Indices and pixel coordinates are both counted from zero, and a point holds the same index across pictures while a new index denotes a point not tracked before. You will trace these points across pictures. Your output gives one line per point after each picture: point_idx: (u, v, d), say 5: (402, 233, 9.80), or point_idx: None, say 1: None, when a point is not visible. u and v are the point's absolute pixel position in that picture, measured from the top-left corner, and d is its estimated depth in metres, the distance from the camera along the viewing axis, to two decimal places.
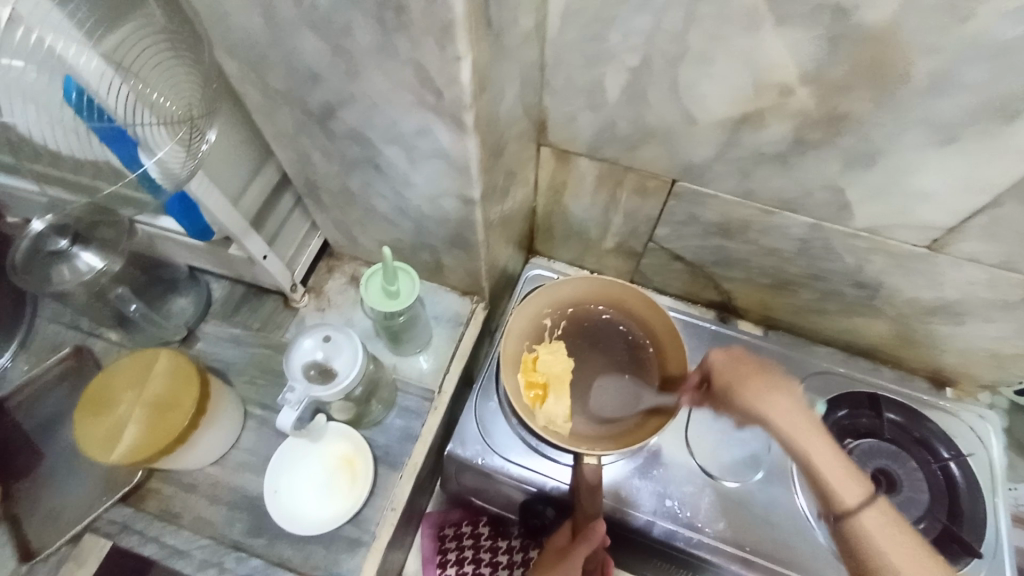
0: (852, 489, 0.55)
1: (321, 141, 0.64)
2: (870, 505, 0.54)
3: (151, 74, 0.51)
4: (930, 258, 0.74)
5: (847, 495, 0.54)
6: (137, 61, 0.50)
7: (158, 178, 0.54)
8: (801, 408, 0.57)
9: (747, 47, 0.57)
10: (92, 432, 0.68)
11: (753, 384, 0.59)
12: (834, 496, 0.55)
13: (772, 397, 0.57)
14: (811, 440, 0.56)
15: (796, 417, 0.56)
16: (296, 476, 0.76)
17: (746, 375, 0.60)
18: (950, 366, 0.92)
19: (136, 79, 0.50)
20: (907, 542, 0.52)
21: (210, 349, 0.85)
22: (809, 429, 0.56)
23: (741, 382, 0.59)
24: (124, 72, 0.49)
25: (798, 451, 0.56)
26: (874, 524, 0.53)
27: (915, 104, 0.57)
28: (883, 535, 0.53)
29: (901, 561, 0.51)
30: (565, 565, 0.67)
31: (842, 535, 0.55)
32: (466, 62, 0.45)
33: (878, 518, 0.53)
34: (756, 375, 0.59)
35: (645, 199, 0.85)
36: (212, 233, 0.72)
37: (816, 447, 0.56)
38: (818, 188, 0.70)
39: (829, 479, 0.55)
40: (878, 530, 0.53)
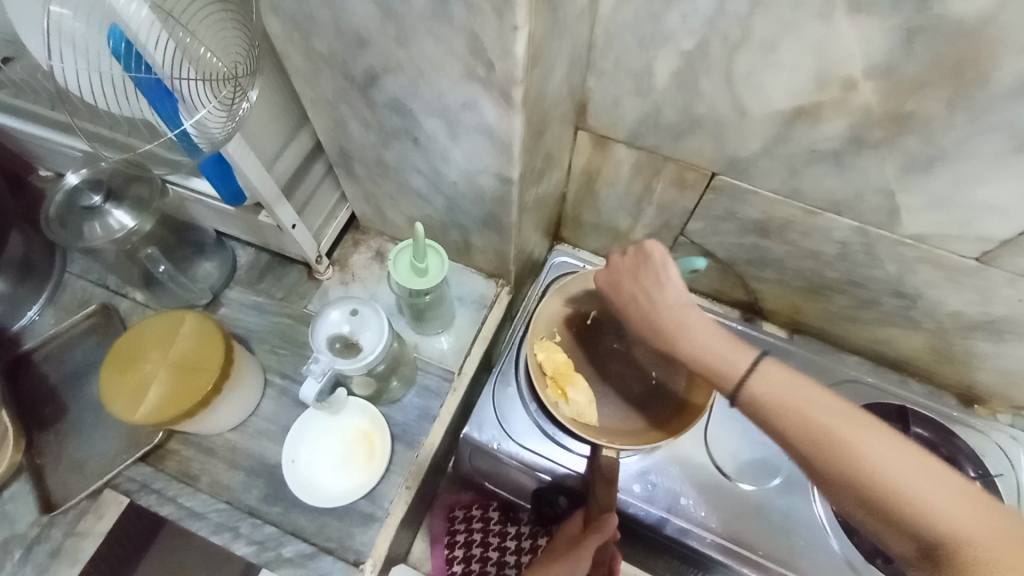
0: (739, 361, 0.54)
1: (359, 110, 0.63)
2: (761, 367, 0.53)
3: (200, 26, 0.50)
4: (979, 271, 0.71)
5: (732, 368, 0.54)
6: (185, 14, 0.49)
7: (197, 138, 0.53)
8: (675, 301, 0.59)
9: (815, 35, 0.54)
10: (117, 388, 0.68)
11: (634, 288, 0.62)
12: (722, 373, 0.55)
13: (646, 292, 0.61)
14: (687, 331, 0.57)
15: (686, 313, 0.58)
16: (315, 448, 0.76)
17: (627, 278, 0.63)
18: (982, 384, 0.89)
19: (183, 31, 0.48)
20: (808, 396, 0.50)
21: (234, 315, 0.85)
22: (684, 317, 0.58)
23: (620, 287, 0.63)
24: (172, 23, 0.47)
25: (680, 344, 0.57)
26: (771, 388, 0.52)
27: (990, 105, 0.54)
28: (775, 392, 0.51)
29: (802, 408, 0.49)
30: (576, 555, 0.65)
31: (750, 412, 0.53)
32: (524, 34, 0.43)
33: (773, 378, 0.52)
34: (631, 279, 0.63)
35: (682, 191, 0.82)
36: (244, 198, 0.71)
37: (697, 333, 0.57)
38: (869, 191, 0.68)
39: (715, 359, 0.55)
40: (770, 391, 0.51)
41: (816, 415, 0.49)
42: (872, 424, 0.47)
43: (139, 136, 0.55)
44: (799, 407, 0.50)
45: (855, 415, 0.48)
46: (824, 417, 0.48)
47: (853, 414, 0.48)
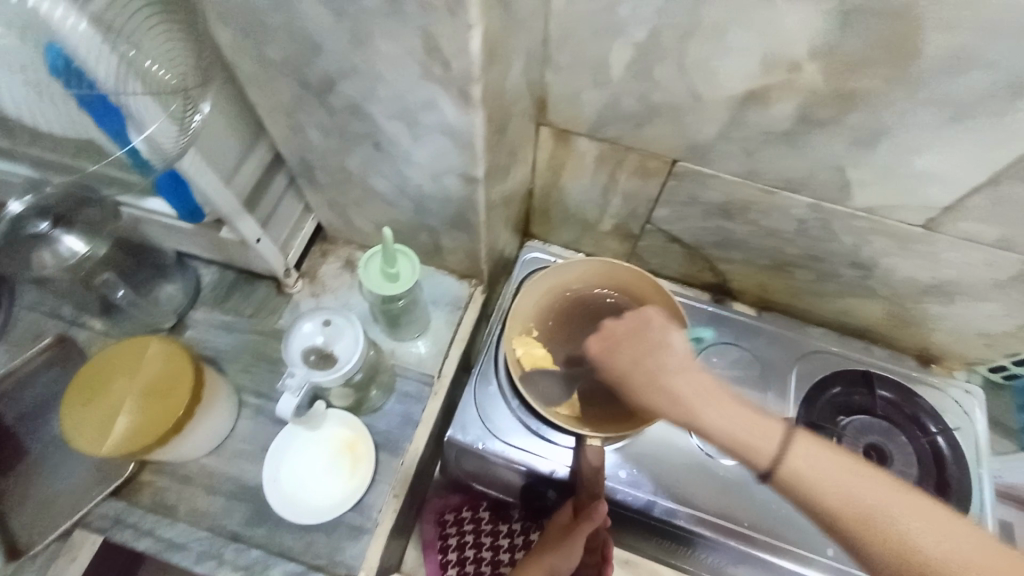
0: (766, 433, 0.50)
1: (318, 117, 0.62)
2: (789, 441, 0.50)
3: (145, 39, 0.47)
4: (926, 238, 0.75)
5: (762, 444, 0.50)
6: (128, 26, 0.46)
7: (147, 153, 0.51)
8: (684, 366, 0.54)
9: (760, 20, 0.57)
10: (82, 419, 0.65)
11: (634, 354, 0.55)
12: (751, 450, 0.50)
13: (651, 359, 0.54)
14: (708, 401, 0.52)
15: (695, 385, 0.53)
16: (297, 464, 0.74)
17: (629, 345, 0.56)
18: (937, 345, 0.94)
19: (127, 44, 0.46)
20: (846, 474, 0.47)
21: (201, 337, 0.82)
22: (696, 385, 0.53)
23: (618, 357, 0.56)
24: (113, 37, 0.45)
25: (702, 419, 0.51)
26: (806, 465, 0.48)
27: (924, 79, 0.57)
28: (812, 471, 0.48)
29: (841, 486, 0.47)
30: (570, 545, 0.67)
31: (786, 490, 0.49)
32: (479, 31, 0.44)
33: (802, 455, 0.49)
34: (631, 343, 0.56)
35: (645, 180, 0.84)
36: (203, 214, 0.69)
37: (709, 403, 0.52)
38: (820, 168, 0.70)
39: (744, 435, 0.51)
40: (808, 472, 0.48)
41: (854, 491, 0.46)
42: (905, 492, 0.46)
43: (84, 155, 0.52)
44: (838, 488, 0.47)
45: (887, 485, 0.46)
46: (861, 492, 0.46)
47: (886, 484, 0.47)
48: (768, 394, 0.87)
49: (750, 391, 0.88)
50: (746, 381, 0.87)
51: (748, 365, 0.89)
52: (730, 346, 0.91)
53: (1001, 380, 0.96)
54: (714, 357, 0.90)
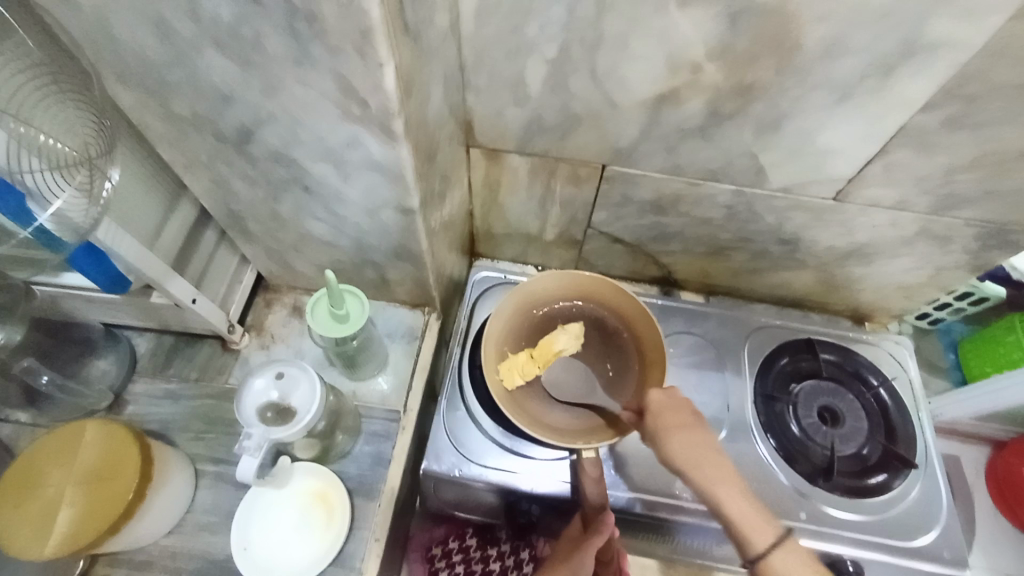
0: (764, 534, 0.58)
1: (240, 167, 0.60)
2: (688, 442, 0.62)
3: (36, 113, 0.45)
4: (838, 207, 0.81)
5: (669, 439, 0.63)
6: (17, 102, 0.44)
7: (56, 230, 0.48)
8: (691, 420, 0.64)
9: (656, 29, 0.61)
10: (16, 522, 0.60)
11: (679, 446, 0.62)
12: (659, 440, 0.64)
13: (688, 447, 0.62)
14: (716, 482, 0.61)
15: (688, 444, 0.62)
16: (266, 527, 0.70)
17: (665, 413, 0.65)
18: (866, 303, 1.02)
19: (18, 121, 0.44)
20: (710, 469, 0.61)
21: (144, 410, 0.77)
22: (710, 459, 0.62)
23: (662, 438, 0.64)
24: (2, 115, 0.44)
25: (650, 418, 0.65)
26: (729, 492, 0.60)
27: (809, 67, 0.62)
28: (695, 462, 0.62)
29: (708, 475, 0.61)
30: (580, 556, 0.66)
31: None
32: (391, 67, 0.44)
33: (691, 450, 0.62)
34: (675, 423, 0.64)
35: (579, 186, 0.87)
36: (129, 281, 0.65)
37: (701, 447, 0.62)
38: (735, 156, 0.75)
39: (746, 525, 0.59)
40: (691, 459, 0.62)
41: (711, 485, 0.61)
42: (800, 553, 0.57)
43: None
44: (701, 473, 0.61)
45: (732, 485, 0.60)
46: (715, 487, 0.60)
47: (771, 537, 0.58)
48: (725, 374, 0.91)
49: (707, 375, 0.91)
50: (702, 365, 0.91)
51: (702, 350, 0.93)
52: (683, 333, 0.95)
53: (927, 324, 1.05)
54: (670, 347, 0.93)
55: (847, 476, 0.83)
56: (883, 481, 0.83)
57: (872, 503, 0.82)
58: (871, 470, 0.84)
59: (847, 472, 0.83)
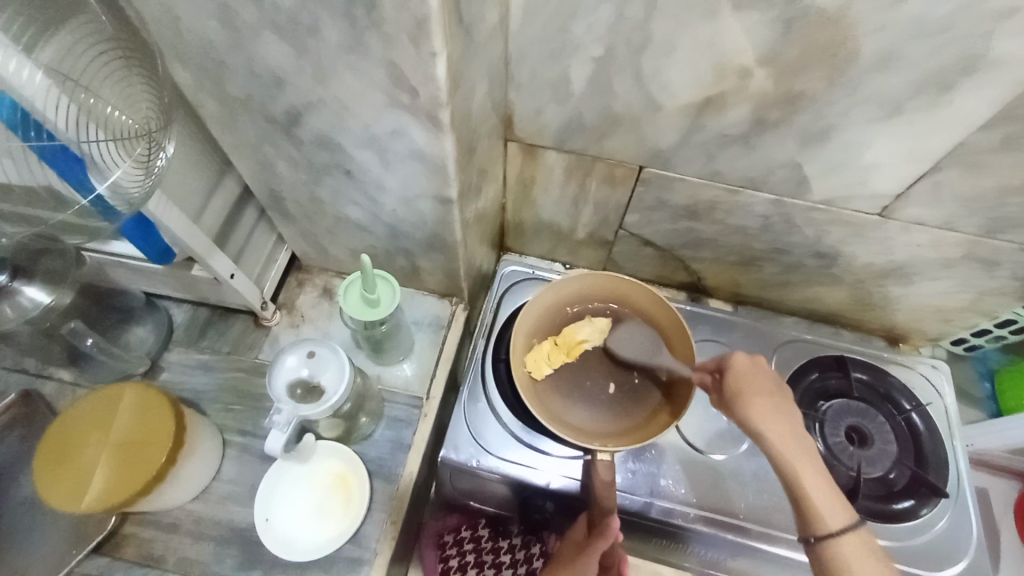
0: (841, 516, 0.58)
1: (285, 149, 0.61)
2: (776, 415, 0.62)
3: (102, 85, 0.47)
4: (881, 224, 0.79)
5: (755, 406, 0.63)
6: (85, 74, 0.46)
7: (112, 200, 0.50)
8: (775, 391, 0.64)
9: (707, 32, 0.59)
10: (55, 477, 0.62)
11: (764, 412, 0.62)
12: (745, 401, 0.64)
13: (778, 417, 0.62)
14: (797, 453, 0.60)
15: (769, 415, 0.62)
16: (288, 501, 0.72)
17: (753, 381, 0.65)
18: (901, 324, 0.99)
19: (86, 92, 0.46)
20: (790, 443, 0.61)
21: (178, 379, 0.80)
22: (792, 431, 0.62)
23: (741, 402, 0.64)
24: (71, 85, 0.45)
25: (738, 385, 0.65)
26: (811, 472, 0.59)
27: (863, 79, 0.60)
28: (775, 431, 0.62)
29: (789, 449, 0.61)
30: (585, 560, 0.67)
31: (823, 560, 0.57)
32: (443, 58, 0.44)
33: (777, 422, 0.62)
34: (760, 392, 0.64)
35: (614, 187, 0.86)
36: (174, 253, 0.67)
37: (781, 418, 0.62)
38: (778, 166, 0.74)
39: (819, 503, 0.58)
40: (774, 430, 0.62)
41: (793, 459, 0.60)
42: (869, 544, 0.57)
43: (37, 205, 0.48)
44: (779, 443, 0.61)
45: (812, 466, 0.60)
46: (798, 463, 0.60)
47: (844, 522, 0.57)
48: None
49: None
50: None
51: None
52: (709, 341, 0.94)
53: (963, 351, 1.01)
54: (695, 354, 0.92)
55: (872, 499, 0.81)
56: (909, 508, 0.81)
57: (895, 529, 0.80)
58: (897, 495, 0.82)
59: (873, 495, 0.81)
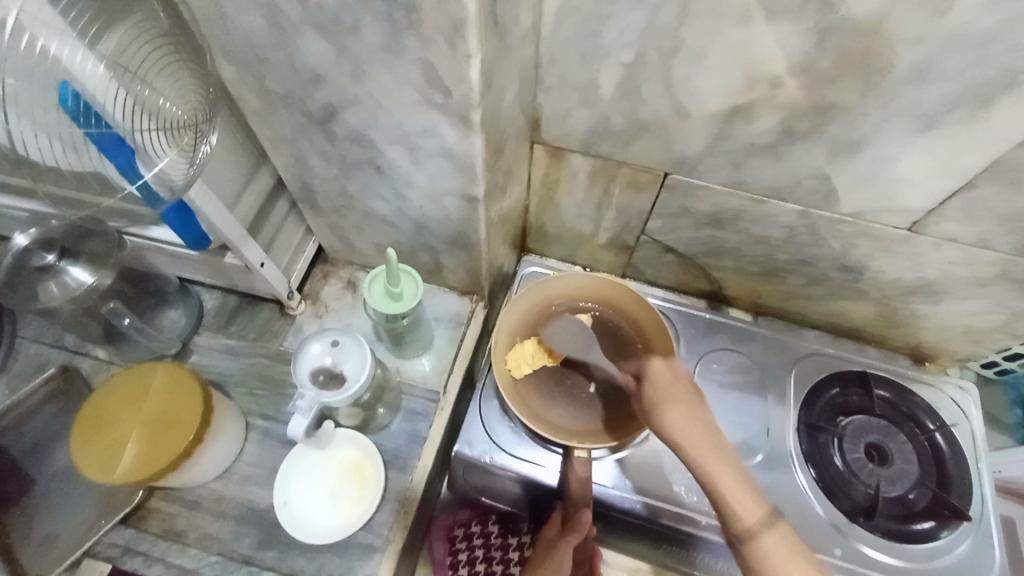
0: (753, 510, 0.52)
1: (319, 143, 0.63)
2: (678, 410, 0.57)
3: (156, 76, 0.49)
4: (911, 240, 0.77)
5: (672, 406, 0.58)
6: (142, 65, 0.48)
7: (157, 186, 0.52)
8: (693, 395, 0.58)
9: (739, 41, 0.60)
10: (89, 449, 0.65)
11: (680, 410, 0.57)
12: (660, 405, 0.58)
13: (687, 414, 0.57)
14: (712, 458, 0.54)
15: (691, 419, 0.56)
16: (305, 485, 0.74)
17: (668, 382, 0.60)
18: (928, 343, 0.97)
19: (141, 83, 0.49)
20: (711, 446, 0.54)
21: (206, 362, 0.83)
22: (710, 436, 0.55)
23: (660, 406, 0.58)
24: (128, 77, 0.48)
25: (657, 394, 0.59)
26: (721, 465, 0.53)
27: (897, 92, 0.60)
28: (688, 428, 0.55)
29: (710, 458, 0.54)
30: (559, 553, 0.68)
31: (752, 563, 0.51)
32: (477, 60, 0.46)
33: (692, 420, 0.56)
34: (678, 393, 0.58)
35: (637, 193, 0.86)
36: (208, 241, 0.70)
37: (697, 418, 0.56)
38: (806, 176, 0.73)
39: (734, 501, 0.52)
40: (690, 432, 0.55)
41: (705, 465, 0.54)
42: (784, 535, 0.52)
43: (68, 186, 0.50)
44: (700, 443, 0.54)
45: (729, 466, 0.54)
46: (710, 463, 0.54)
47: (760, 514, 0.52)
48: (767, 399, 0.89)
49: (749, 397, 0.89)
50: (744, 386, 0.89)
51: (745, 370, 0.91)
52: (727, 351, 0.93)
53: (994, 375, 0.98)
54: (712, 363, 0.92)
55: (889, 518, 0.79)
56: (929, 530, 0.79)
57: (913, 550, 0.78)
58: (917, 516, 0.80)
59: (891, 515, 0.79)
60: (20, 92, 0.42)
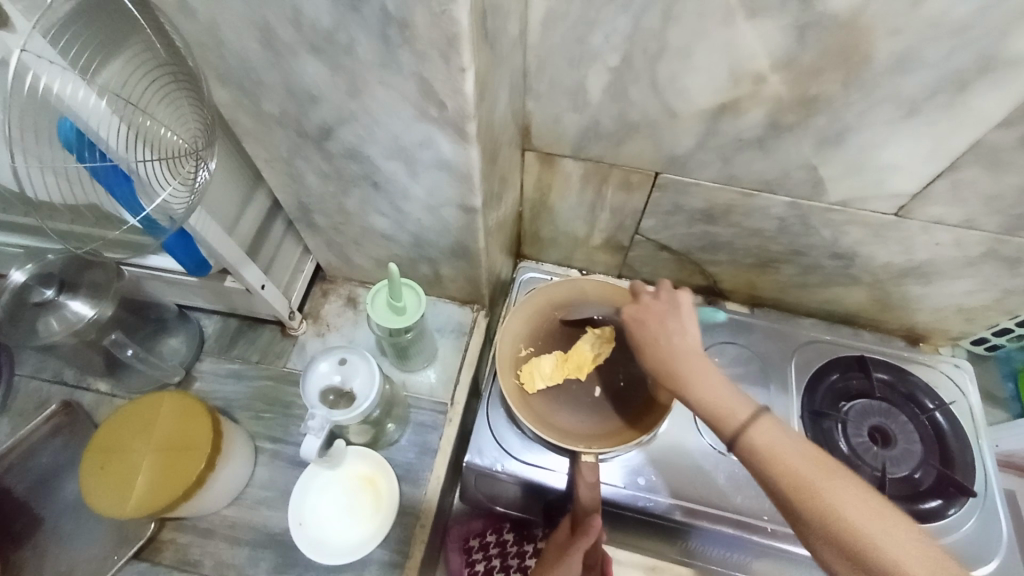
0: (736, 410, 0.52)
1: (316, 162, 0.64)
2: (649, 329, 0.61)
3: (158, 108, 0.50)
4: (900, 223, 0.79)
5: (647, 328, 0.61)
6: (143, 97, 0.49)
7: (158, 217, 0.51)
8: (667, 311, 0.62)
9: (723, 40, 0.61)
10: (101, 483, 0.65)
11: (657, 331, 0.60)
12: (637, 329, 0.62)
13: (662, 331, 0.60)
14: (689, 374, 0.56)
15: (665, 337, 0.59)
16: (319, 504, 0.72)
17: (649, 310, 0.62)
18: (922, 324, 0.99)
19: (143, 114, 0.49)
20: (689, 359, 0.57)
21: (210, 387, 0.82)
22: (687, 353, 0.57)
23: (635, 328, 0.62)
24: (131, 110, 0.48)
25: (633, 320, 0.63)
26: (693, 372, 0.55)
27: (878, 81, 0.61)
28: (663, 344, 0.59)
29: (690, 372, 0.56)
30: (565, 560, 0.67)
31: (745, 458, 0.51)
32: (472, 72, 0.46)
33: (663, 337, 0.60)
34: (657, 320, 0.61)
35: (630, 193, 0.88)
36: (210, 266, 0.69)
37: (674, 335, 0.59)
38: (794, 168, 0.75)
39: (714, 402, 0.53)
40: (664, 347, 0.59)
41: (689, 378, 0.56)
42: (773, 426, 0.51)
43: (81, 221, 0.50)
44: (671, 355, 0.57)
45: (713, 378, 0.55)
46: (688, 375, 0.56)
47: (745, 410, 0.52)
48: (769, 389, 0.90)
49: (751, 388, 0.90)
50: (746, 377, 0.90)
51: (746, 362, 0.92)
52: (728, 344, 0.94)
53: (983, 351, 1.01)
54: (714, 356, 0.93)
55: (897, 499, 0.80)
56: (936, 508, 0.80)
57: (923, 529, 0.80)
58: (924, 495, 0.81)
59: (899, 495, 0.80)
60: (25, 128, 0.42)
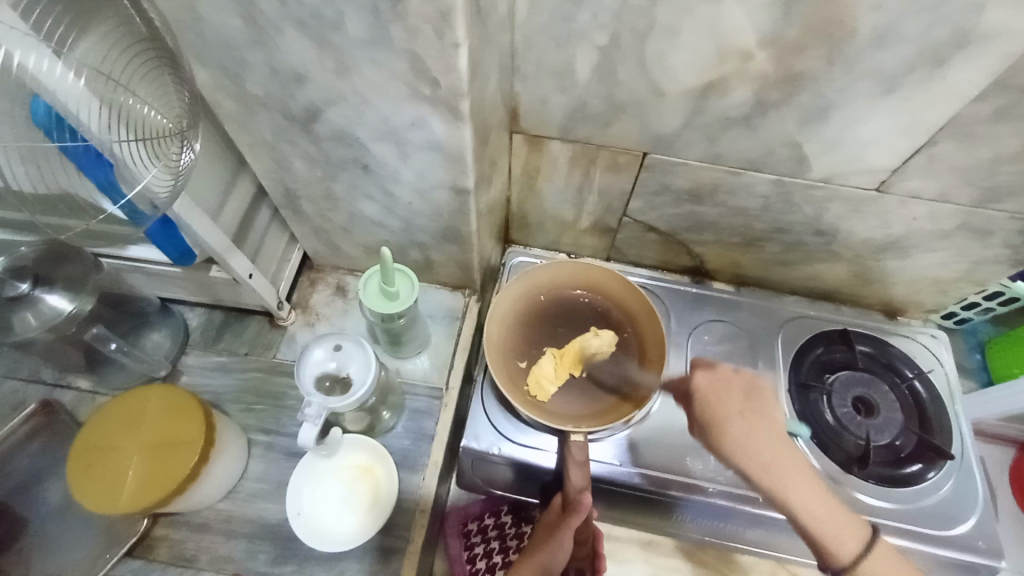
0: (835, 517, 0.62)
1: (303, 146, 0.62)
2: (750, 452, 0.65)
3: (139, 85, 0.48)
4: (879, 199, 0.81)
5: (748, 457, 0.65)
6: (125, 73, 0.47)
7: (141, 204, 0.52)
8: (746, 404, 0.69)
9: (709, 18, 0.62)
10: (92, 480, 0.63)
11: (758, 455, 0.65)
12: (722, 452, 0.67)
13: (762, 448, 0.65)
14: (788, 487, 0.64)
15: (767, 452, 0.65)
16: (316, 494, 0.72)
17: (730, 406, 0.69)
18: (899, 297, 1.02)
19: (127, 93, 0.47)
20: (804, 487, 0.64)
21: (197, 381, 0.81)
22: (779, 460, 0.65)
23: (719, 424, 0.68)
24: (113, 86, 0.46)
25: (718, 421, 0.68)
26: (793, 488, 0.63)
27: (858, 57, 0.63)
28: (757, 447, 0.65)
29: (790, 486, 0.64)
30: (557, 538, 0.66)
31: None
32: (465, 48, 0.46)
33: (763, 454, 0.65)
34: (740, 411, 0.68)
35: (618, 174, 0.88)
36: (194, 255, 0.68)
37: (766, 442, 0.65)
38: (778, 145, 0.76)
39: (813, 504, 0.63)
40: (765, 465, 0.64)
41: (784, 493, 0.64)
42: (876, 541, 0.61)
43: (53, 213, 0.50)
44: (779, 476, 0.64)
45: (813, 490, 0.64)
46: (783, 484, 0.64)
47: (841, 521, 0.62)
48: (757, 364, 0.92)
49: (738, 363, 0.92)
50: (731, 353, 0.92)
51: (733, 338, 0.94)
52: (715, 321, 0.96)
53: (951, 325, 1.06)
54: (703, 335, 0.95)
55: (880, 465, 0.83)
56: (917, 472, 0.84)
57: (905, 492, 0.83)
58: (905, 461, 0.84)
59: (882, 461, 0.84)
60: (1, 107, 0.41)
